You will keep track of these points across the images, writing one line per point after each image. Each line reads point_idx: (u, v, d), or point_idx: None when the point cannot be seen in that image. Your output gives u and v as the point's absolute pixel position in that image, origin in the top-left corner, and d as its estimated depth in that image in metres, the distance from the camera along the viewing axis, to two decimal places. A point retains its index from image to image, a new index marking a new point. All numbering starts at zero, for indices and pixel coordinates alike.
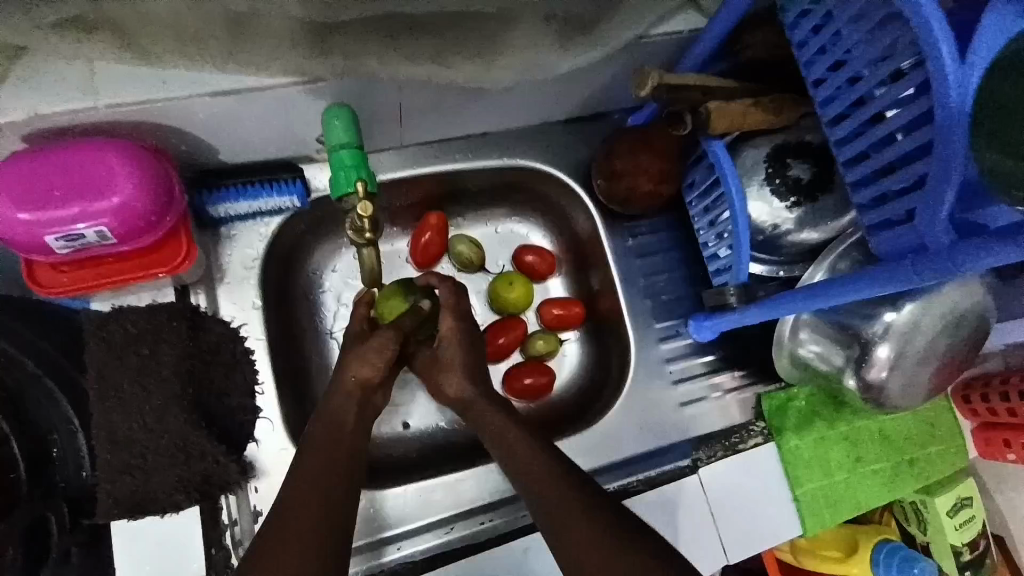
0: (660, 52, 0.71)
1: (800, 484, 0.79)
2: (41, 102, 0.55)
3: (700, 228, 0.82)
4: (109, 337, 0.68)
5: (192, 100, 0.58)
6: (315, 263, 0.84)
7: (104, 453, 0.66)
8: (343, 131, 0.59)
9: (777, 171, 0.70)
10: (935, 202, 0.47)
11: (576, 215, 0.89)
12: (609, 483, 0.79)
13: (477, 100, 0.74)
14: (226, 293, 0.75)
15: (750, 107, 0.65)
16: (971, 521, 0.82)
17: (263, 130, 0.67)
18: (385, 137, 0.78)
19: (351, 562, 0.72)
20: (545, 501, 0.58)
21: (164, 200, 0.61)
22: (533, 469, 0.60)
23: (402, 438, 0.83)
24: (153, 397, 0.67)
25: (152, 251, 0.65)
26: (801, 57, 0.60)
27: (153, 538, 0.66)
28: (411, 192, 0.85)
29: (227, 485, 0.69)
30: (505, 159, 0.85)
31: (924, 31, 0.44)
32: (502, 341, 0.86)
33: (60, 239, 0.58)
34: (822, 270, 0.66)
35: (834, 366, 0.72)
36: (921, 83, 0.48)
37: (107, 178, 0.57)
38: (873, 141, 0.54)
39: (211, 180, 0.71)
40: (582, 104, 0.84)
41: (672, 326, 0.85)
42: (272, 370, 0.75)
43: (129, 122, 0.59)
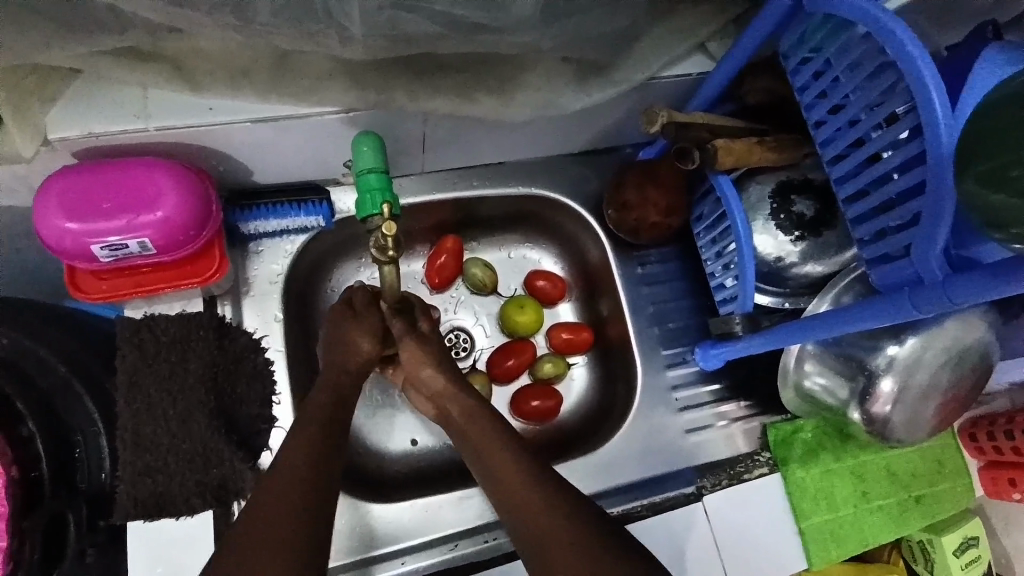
0: (670, 92, 0.76)
1: (805, 517, 0.79)
2: (97, 123, 0.59)
3: (707, 259, 0.85)
4: (143, 344, 0.72)
5: (235, 125, 0.63)
6: (335, 280, 0.88)
7: (127, 454, 0.68)
8: (372, 157, 0.64)
9: (781, 206, 0.74)
10: (930, 236, 0.49)
11: (587, 243, 0.92)
12: (612, 507, 0.80)
13: (497, 131, 0.78)
14: (251, 305, 0.79)
15: (755, 144, 0.68)
16: (977, 562, 0.82)
17: (295, 155, 0.72)
18: (408, 164, 0.82)
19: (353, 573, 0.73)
20: (528, 522, 0.58)
21: (203, 215, 0.65)
22: (519, 484, 0.60)
23: (409, 454, 0.84)
24: (178, 403, 0.71)
25: (187, 262, 0.69)
26: (803, 100, 0.64)
27: (169, 537, 0.68)
28: (430, 216, 0.89)
29: (241, 492, 0.70)
30: (520, 188, 0.89)
31: (915, 81, 0.48)
32: (511, 363, 0.88)
33: (104, 248, 0.62)
34: (826, 302, 0.68)
35: (839, 398, 0.73)
36: (914, 128, 0.52)
37: (154, 194, 0.62)
38: (870, 180, 0.57)
39: (243, 199, 0.75)
40: (596, 138, 0.88)
41: (678, 353, 0.87)
42: (290, 381, 0.78)
43: (176, 143, 0.64)
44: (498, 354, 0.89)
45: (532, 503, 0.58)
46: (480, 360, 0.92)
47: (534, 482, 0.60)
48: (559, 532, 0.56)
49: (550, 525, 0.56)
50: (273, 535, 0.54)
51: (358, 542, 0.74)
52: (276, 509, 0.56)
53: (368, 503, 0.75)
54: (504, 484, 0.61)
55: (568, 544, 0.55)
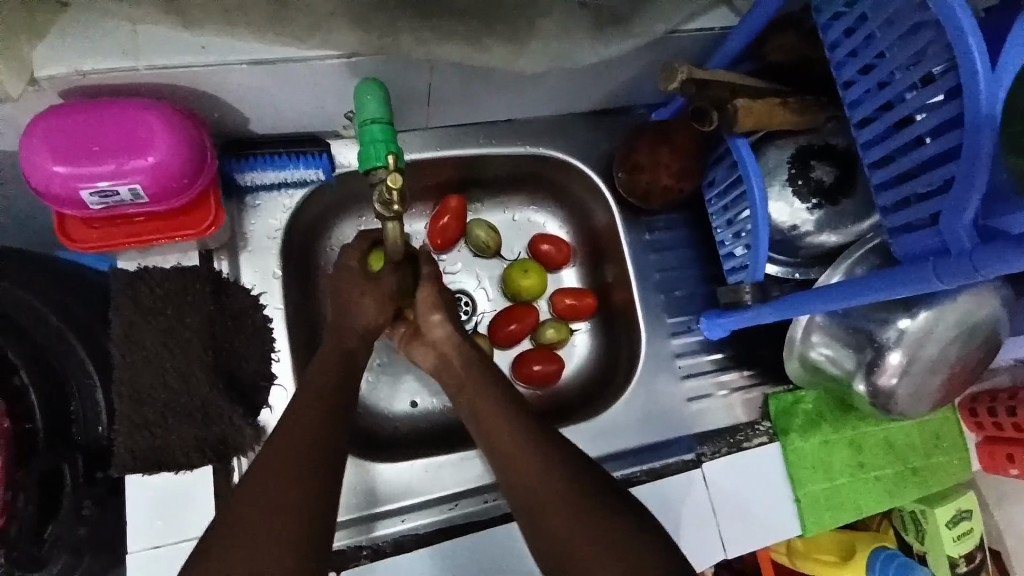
0: (690, 48, 0.72)
1: (802, 486, 0.80)
2: (85, 60, 0.55)
3: (717, 226, 0.83)
4: (138, 295, 0.70)
5: (230, 67, 0.59)
6: (335, 239, 0.85)
7: (124, 408, 0.67)
8: (376, 107, 0.60)
9: (800, 172, 0.71)
10: (960, 205, 0.47)
11: (594, 207, 0.90)
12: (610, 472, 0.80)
13: (506, 84, 0.74)
14: (248, 261, 0.77)
15: (777, 105, 0.65)
16: (969, 534, 0.83)
17: (292, 103, 0.68)
18: (412, 118, 0.79)
19: (346, 534, 0.73)
20: (534, 490, 0.57)
21: (197, 162, 0.62)
22: (522, 452, 0.60)
23: (409, 416, 0.84)
24: (177, 357, 0.69)
25: (182, 213, 0.66)
26: (832, 58, 0.60)
27: (166, 492, 0.67)
28: (433, 174, 0.87)
29: (241, 448, 0.70)
30: (528, 148, 0.85)
31: (956, 37, 0.46)
32: (513, 327, 0.87)
33: (94, 194, 0.59)
34: (839, 274, 0.67)
35: (844, 369, 0.73)
36: (951, 89, 0.49)
37: (145, 138, 0.58)
38: (898, 145, 0.54)
39: (243, 148, 0.72)
40: (608, 97, 0.84)
41: (683, 321, 0.86)
42: (289, 339, 0.76)
43: (169, 85, 0.60)
44: (500, 318, 0.88)
45: (536, 476, 0.58)
46: (481, 324, 0.90)
47: (542, 455, 0.59)
48: (562, 508, 0.55)
49: (554, 500, 0.56)
50: (270, 508, 0.51)
51: (358, 500, 0.74)
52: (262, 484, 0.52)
53: (368, 462, 0.75)
54: (501, 449, 0.61)
55: (572, 519, 0.55)
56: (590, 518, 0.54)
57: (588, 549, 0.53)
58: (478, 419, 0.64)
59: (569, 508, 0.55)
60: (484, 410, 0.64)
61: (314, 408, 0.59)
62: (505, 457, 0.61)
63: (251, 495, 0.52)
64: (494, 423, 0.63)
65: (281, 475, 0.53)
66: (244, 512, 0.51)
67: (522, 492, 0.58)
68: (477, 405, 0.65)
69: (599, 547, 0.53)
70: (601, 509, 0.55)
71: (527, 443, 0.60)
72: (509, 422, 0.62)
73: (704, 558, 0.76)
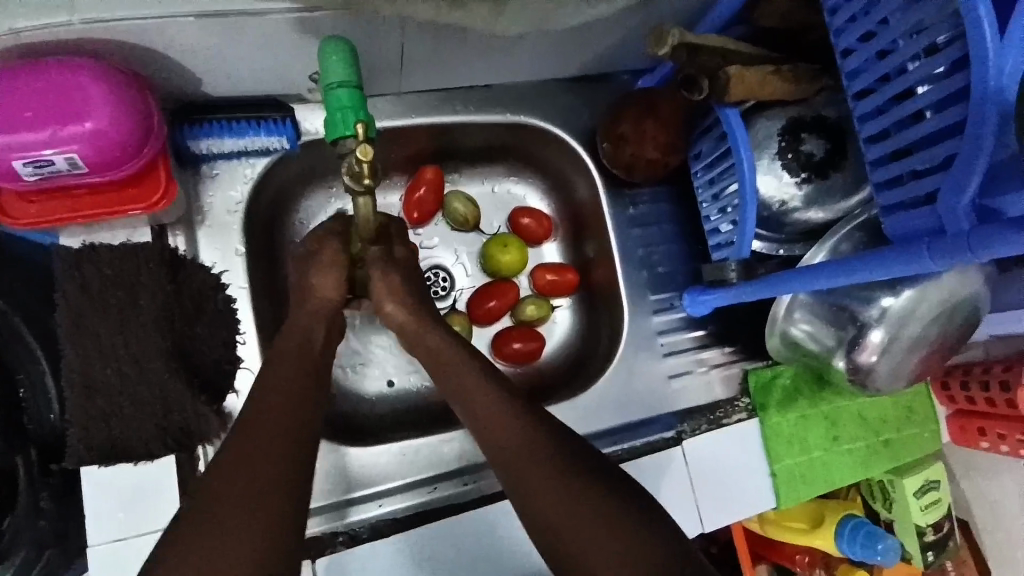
0: (679, 11, 0.68)
1: (779, 460, 0.81)
2: (11, 13, 0.48)
3: (703, 201, 0.80)
4: (84, 278, 0.65)
5: (174, 20, 0.52)
6: (302, 212, 0.80)
7: (77, 397, 0.63)
8: (341, 68, 0.55)
9: (790, 145, 0.68)
10: (959, 183, 0.46)
11: (576, 180, 0.86)
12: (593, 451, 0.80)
13: (484, 46, 0.69)
14: (207, 236, 0.71)
15: (770, 74, 0.62)
16: (936, 503, 0.85)
17: (248, 63, 0.62)
18: (383, 81, 0.73)
19: (324, 519, 0.71)
20: (522, 473, 0.54)
21: (143, 129, 0.56)
22: (508, 429, 0.57)
23: (385, 396, 0.82)
24: (132, 343, 0.65)
25: (130, 185, 0.61)
26: (831, 24, 0.57)
27: (127, 483, 0.63)
28: (407, 143, 0.81)
29: (205, 436, 0.67)
30: (508, 116, 0.81)
31: (966, 5, 0.43)
32: (493, 304, 0.84)
33: (27, 165, 0.53)
34: (824, 251, 0.65)
35: (824, 346, 0.72)
36: (956, 60, 0.47)
37: (80, 102, 0.52)
38: (896, 119, 0.52)
39: (195, 113, 0.65)
40: (592, 62, 0.80)
41: (666, 298, 0.84)
42: (255, 320, 0.72)
43: (109, 41, 0.54)
44: (480, 295, 0.85)
45: (522, 452, 0.55)
46: (460, 301, 0.87)
47: (530, 431, 0.56)
48: (553, 485, 0.53)
49: (545, 480, 0.53)
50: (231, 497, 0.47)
51: (333, 484, 0.72)
52: (239, 479, 0.48)
53: (345, 446, 0.73)
54: (490, 428, 0.57)
55: (563, 502, 0.52)
56: (586, 503, 0.52)
57: (579, 526, 0.51)
58: (457, 396, 0.60)
59: (556, 486, 0.53)
60: (466, 387, 0.60)
61: (291, 396, 0.55)
62: (489, 436, 0.57)
63: (224, 490, 0.48)
64: (479, 400, 0.59)
65: (255, 469, 0.49)
66: (218, 513, 0.46)
67: (511, 472, 0.55)
68: (457, 383, 0.60)
69: (602, 534, 0.50)
70: (589, 485, 0.53)
71: (512, 421, 0.57)
72: (493, 398, 0.59)
73: (684, 532, 0.77)
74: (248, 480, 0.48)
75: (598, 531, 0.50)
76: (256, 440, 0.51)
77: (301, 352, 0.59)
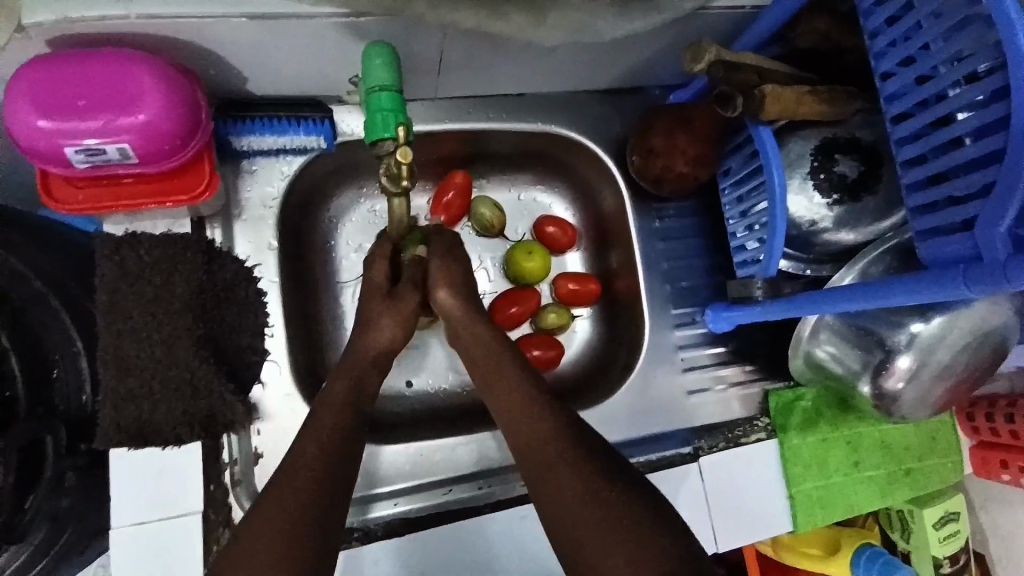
0: (716, 27, 0.68)
1: (796, 483, 0.80)
2: (74, 6, 0.51)
3: (730, 218, 0.80)
4: (124, 262, 0.67)
5: (227, 20, 0.54)
6: (333, 211, 0.82)
7: (110, 379, 0.65)
8: (384, 71, 0.57)
9: (823, 165, 0.68)
10: (998, 211, 0.45)
11: (603, 191, 0.87)
12: None
13: (519, 55, 0.70)
14: (242, 229, 0.73)
15: (805, 94, 0.62)
16: (955, 535, 0.84)
17: (292, 64, 0.64)
18: (418, 86, 0.74)
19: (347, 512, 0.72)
20: (547, 482, 0.54)
21: (192, 123, 0.58)
22: (536, 432, 0.57)
23: (404, 396, 0.82)
24: (163, 328, 0.67)
25: (174, 176, 0.63)
26: (871, 47, 0.57)
27: (154, 468, 0.65)
28: (437, 148, 0.83)
29: (232, 424, 0.68)
30: (539, 125, 0.82)
31: (1013, 34, 0.43)
32: (514, 310, 0.84)
33: (80, 152, 0.55)
34: (853, 273, 0.65)
35: (849, 369, 0.71)
36: (996, 89, 0.47)
37: (135, 95, 0.54)
38: (934, 145, 0.52)
39: (237, 110, 0.67)
40: (624, 75, 0.80)
41: (688, 313, 0.84)
42: (283, 314, 0.74)
43: (166, 37, 0.56)
44: (501, 301, 0.85)
45: (545, 453, 0.56)
46: (482, 305, 0.88)
47: (555, 433, 0.56)
48: (572, 489, 0.53)
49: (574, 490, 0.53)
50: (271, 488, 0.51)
51: (362, 479, 0.73)
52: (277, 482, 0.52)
53: (380, 447, 0.74)
54: (515, 432, 0.58)
55: (591, 517, 0.51)
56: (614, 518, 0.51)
57: (587, 537, 0.51)
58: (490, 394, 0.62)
59: (575, 489, 0.53)
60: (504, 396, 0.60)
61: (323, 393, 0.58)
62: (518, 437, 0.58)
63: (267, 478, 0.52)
64: (511, 399, 0.60)
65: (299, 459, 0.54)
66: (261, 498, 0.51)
67: (535, 478, 0.55)
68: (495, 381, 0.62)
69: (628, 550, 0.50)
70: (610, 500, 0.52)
71: (539, 424, 0.57)
72: (525, 399, 0.59)
73: (696, 549, 0.76)
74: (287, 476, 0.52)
75: (610, 537, 0.50)
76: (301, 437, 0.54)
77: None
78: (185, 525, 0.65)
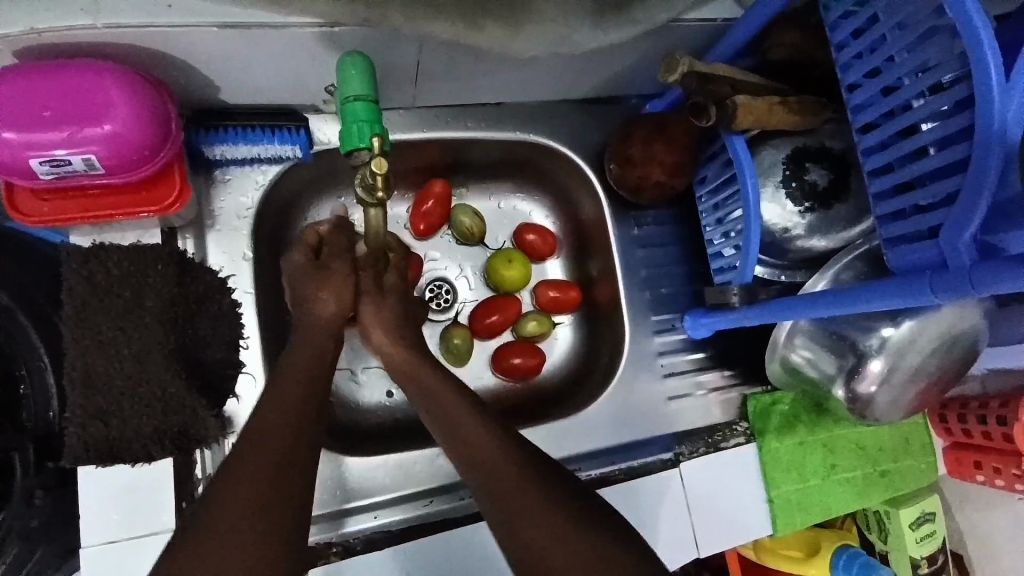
0: (690, 38, 0.69)
1: (775, 487, 0.81)
2: (39, 14, 0.50)
3: (706, 225, 0.81)
4: (92, 275, 0.66)
5: (199, 29, 0.54)
6: (310, 220, 0.81)
7: (77, 393, 0.64)
8: (360, 83, 0.57)
9: (794, 174, 0.70)
10: (963, 219, 0.46)
11: (582, 199, 0.87)
12: (586, 471, 0.79)
13: (496, 65, 0.70)
14: (216, 241, 0.72)
15: (777, 104, 0.63)
16: (931, 535, 0.85)
17: (267, 73, 0.63)
18: (396, 95, 0.74)
19: (312, 530, 0.70)
20: (510, 501, 0.54)
21: (161, 133, 0.57)
22: (499, 447, 0.57)
23: (383, 407, 0.81)
24: (133, 341, 0.66)
25: (144, 187, 0.61)
26: (839, 59, 0.58)
27: (124, 486, 0.63)
28: (416, 156, 0.83)
29: (204, 440, 0.67)
30: (518, 134, 0.82)
31: (976, 47, 0.45)
32: (494, 319, 0.84)
33: (45, 164, 0.54)
34: (825, 279, 0.66)
35: (823, 373, 0.72)
36: (960, 100, 0.48)
37: (103, 104, 0.53)
38: (901, 154, 0.53)
39: (212, 119, 0.66)
40: (602, 85, 0.81)
41: (668, 319, 0.85)
42: (258, 325, 0.72)
43: (136, 47, 0.55)
44: (481, 309, 0.85)
45: (496, 466, 0.56)
46: (462, 314, 0.88)
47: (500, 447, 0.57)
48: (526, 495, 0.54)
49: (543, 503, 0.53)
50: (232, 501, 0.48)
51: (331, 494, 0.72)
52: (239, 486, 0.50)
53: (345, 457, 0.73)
54: (468, 451, 0.58)
55: (552, 531, 0.52)
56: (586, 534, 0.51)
57: (552, 548, 0.51)
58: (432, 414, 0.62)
59: (536, 501, 0.53)
60: (451, 412, 0.61)
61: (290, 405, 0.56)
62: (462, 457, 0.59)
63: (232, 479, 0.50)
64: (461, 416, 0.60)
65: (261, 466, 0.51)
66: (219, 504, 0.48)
67: (498, 497, 0.55)
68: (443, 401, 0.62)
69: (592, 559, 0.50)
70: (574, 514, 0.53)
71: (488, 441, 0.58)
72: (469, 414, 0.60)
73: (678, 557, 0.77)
74: (252, 480, 0.50)
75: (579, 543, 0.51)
76: (270, 446, 0.53)
77: (316, 353, 0.62)
78: (156, 544, 0.63)
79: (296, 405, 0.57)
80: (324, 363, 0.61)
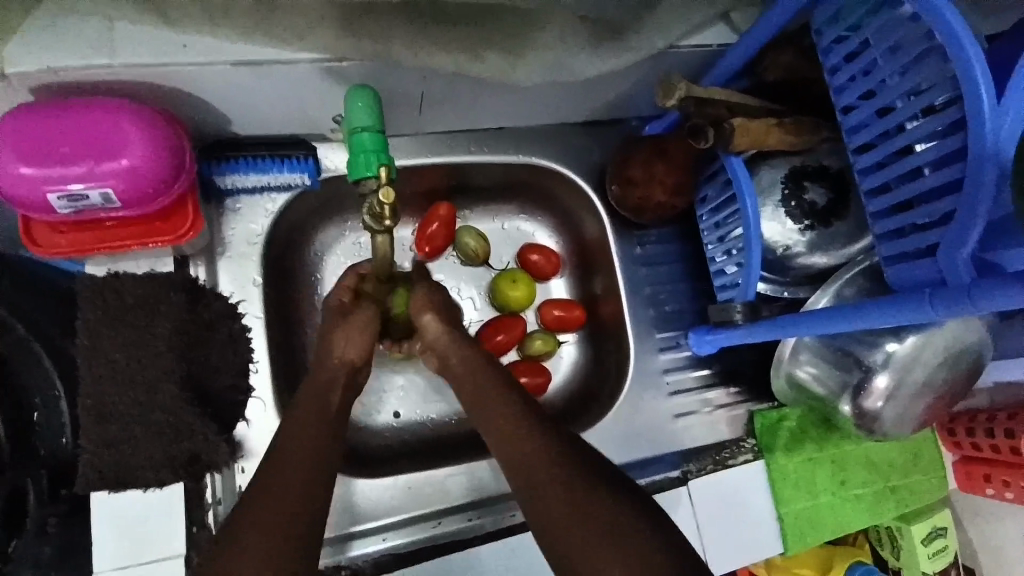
0: (686, 63, 0.71)
1: (785, 504, 0.80)
2: (58, 57, 0.52)
3: (708, 243, 0.82)
4: (107, 303, 0.67)
5: (211, 67, 0.56)
6: (318, 245, 0.82)
7: (91, 422, 0.65)
8: (366, 114, 0.58)
9: (792, 193, 0.71)
10: (960, 237, 0.47)
11: (584, 219, 0.89)
12: (642, 478, 0.81)
13: (498, 92, 0.72)
14: (227, 268, 0.74)
15: (774, 125, 0.65)
16: (944, 551, 0.84)
17: (276, 105, 0.65)
18: (402, 123, 0.76)
19: (321, 553, 0.70)
20: (551, 504, 0.53)
21: (175, 166, 0.59)
22: (534, 452, 0.57)
23: (391, 429, 0.82)
24: (146, 369, 0.67)
25: (158, 218, 0.63)
26: (832, 82, 0.60)
27: (136, 511, 0.64)
28: (420, 180, 0.84)
29: (214, 465, 0.67)
30: (520, 156, 0.84)
31: (966, 71, 0.46)
32: (501, 339, 0.85)
33: (63, 198, 0.55)
34: (828, 296, 0.67)
35: (829, 390, 0.73)
36: (953, 121, 0.49)
37: (119, 140, 0.55)
38: (897, 174, 0.54)
39: (223, 150, 0.69)
40: (601, 108, 0.83)
41: (672, 337, 0.85)
42: (268, 350, 0.73)
43: (151, 84, 0.57)
44: (487, 329, 0.86)
45: (540, 471, 0.55)
46: (468, 334, 0.88)
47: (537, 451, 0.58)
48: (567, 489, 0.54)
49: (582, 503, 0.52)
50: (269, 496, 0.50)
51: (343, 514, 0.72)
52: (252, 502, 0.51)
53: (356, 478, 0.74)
54: (512, 455, 0.58)
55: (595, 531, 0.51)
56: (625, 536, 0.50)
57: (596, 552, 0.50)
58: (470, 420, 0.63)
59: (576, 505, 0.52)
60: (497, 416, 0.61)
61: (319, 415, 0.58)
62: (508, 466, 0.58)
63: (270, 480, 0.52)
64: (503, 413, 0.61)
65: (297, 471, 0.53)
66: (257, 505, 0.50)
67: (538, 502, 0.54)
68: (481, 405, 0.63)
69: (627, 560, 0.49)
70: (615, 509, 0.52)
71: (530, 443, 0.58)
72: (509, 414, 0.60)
73: None
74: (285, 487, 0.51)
75: (599, 541, 0.50)
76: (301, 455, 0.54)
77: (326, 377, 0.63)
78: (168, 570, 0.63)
79: (321, 416, 0.58)
80: (333, 387, 0.62)
